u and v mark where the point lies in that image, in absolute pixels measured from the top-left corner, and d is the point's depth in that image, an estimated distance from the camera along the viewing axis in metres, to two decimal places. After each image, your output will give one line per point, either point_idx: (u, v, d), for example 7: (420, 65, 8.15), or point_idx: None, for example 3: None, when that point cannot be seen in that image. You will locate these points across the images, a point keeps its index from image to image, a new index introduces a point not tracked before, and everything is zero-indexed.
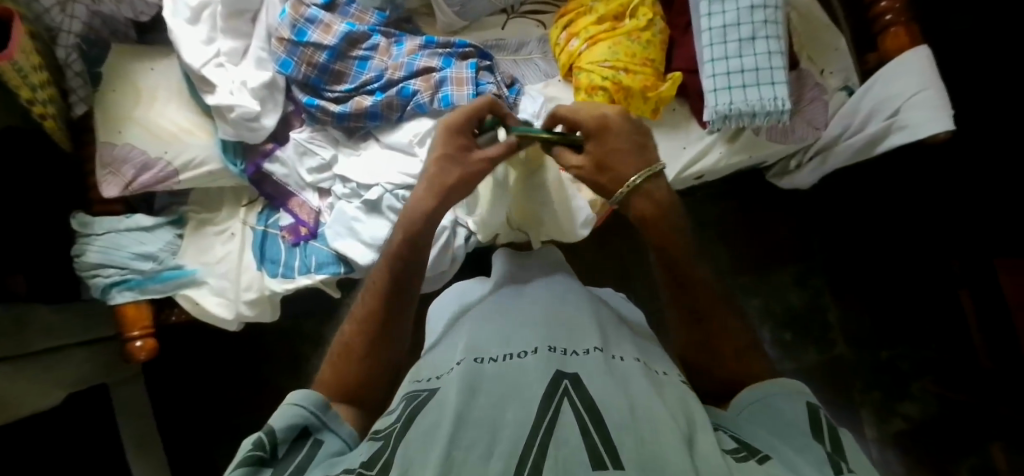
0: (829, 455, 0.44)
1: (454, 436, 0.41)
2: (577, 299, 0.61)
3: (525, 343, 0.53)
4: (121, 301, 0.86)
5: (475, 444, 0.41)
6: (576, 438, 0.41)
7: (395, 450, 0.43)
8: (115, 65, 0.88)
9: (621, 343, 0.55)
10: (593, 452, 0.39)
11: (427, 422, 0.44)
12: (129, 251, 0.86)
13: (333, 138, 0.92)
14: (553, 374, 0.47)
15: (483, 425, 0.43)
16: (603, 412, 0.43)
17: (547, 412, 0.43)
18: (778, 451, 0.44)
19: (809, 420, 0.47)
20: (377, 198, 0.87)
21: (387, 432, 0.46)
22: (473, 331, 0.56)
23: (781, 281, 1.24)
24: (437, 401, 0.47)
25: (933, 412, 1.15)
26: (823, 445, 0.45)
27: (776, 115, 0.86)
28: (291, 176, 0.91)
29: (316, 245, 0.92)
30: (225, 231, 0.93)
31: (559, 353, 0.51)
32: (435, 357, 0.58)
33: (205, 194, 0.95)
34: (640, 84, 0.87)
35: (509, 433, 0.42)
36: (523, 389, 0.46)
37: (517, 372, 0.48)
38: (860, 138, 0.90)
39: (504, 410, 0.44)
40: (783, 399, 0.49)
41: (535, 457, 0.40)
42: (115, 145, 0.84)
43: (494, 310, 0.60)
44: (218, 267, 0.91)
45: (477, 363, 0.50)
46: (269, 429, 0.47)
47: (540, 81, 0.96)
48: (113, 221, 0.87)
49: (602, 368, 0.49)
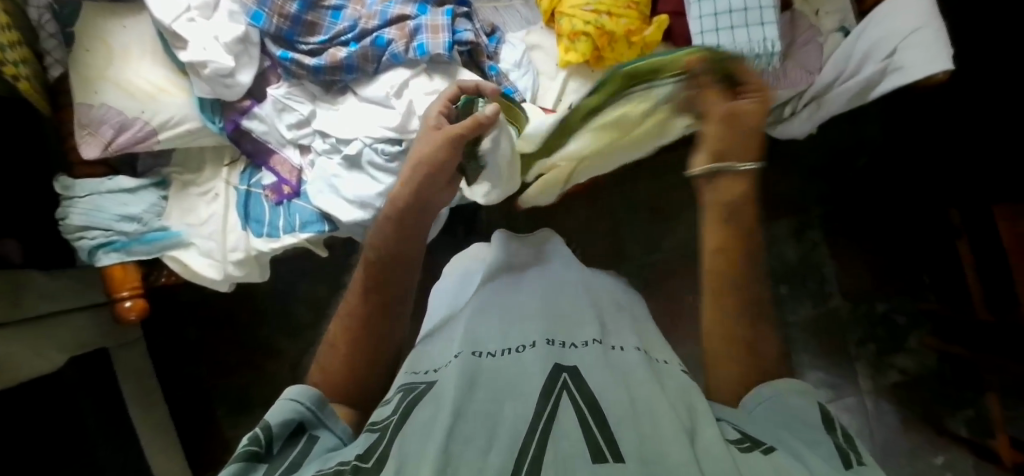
0: (837, 446, 0.42)
1: (452, 429, 0.40)
2: (573, 290, 0.61)
3: (524, 337, 0.52)
4: (108, 263, 0.86)
5: (473, 437, 0.40)
6: (577, 436, 0.39)
7: (392, 439, 0.41)
8: (86, 25, 0.86)
9: (622, 333, 0.55)
10: (595, 450, 0.38)
11: (424, 414, 0.43)
12: (114, 212, 0.87)
13: (310, 94, 0.90)
14: (552, 368, 0.46)
15: (482, 420, 0.41)
16: (604, 407, 0.42)
17: (547, 407, 0.42)
18: (787, 444, 0.42)
19: (819, 416, 0.45)
20: (357, 153, 0.86)
21: (384, 425, 0.44)
22: (469, 321, 0.56)
23: (778, 234, 1.21)
24: (436, 394, 0.45)
25: (930, 366, 1.15)
26: (832, 438, 0.43)
27: (765, 58, 0.83)
28: (271, 134, 0.91)
29: (299, 203, 0.92)
30: (209, 191, 0.93)
31: (558, 346, 0.50)
32: (431, 348, 0.57)
33: (186, 155, 0.95)
34: (623, 29, 0.84)
35: (508, 428, 0.40)
36: (521, 384, 0.45)
37: (514, 366, 0.48)
38: (853, 84, 0.87)
39: (502, 405, 0.43)
40: (793, 398, 0.47)
41: (535, 452, 0.38)
42: (91, 105, 0.83)
43: (490, 298, 0.59)
44: (204, 228, 0.91)
45: (475, 357, 0.49)
46: (262, 426, 0.45)
47: (522, 29, 0.93)
48: (94, 183, 0.87)
49: (602, 361, 0.48)
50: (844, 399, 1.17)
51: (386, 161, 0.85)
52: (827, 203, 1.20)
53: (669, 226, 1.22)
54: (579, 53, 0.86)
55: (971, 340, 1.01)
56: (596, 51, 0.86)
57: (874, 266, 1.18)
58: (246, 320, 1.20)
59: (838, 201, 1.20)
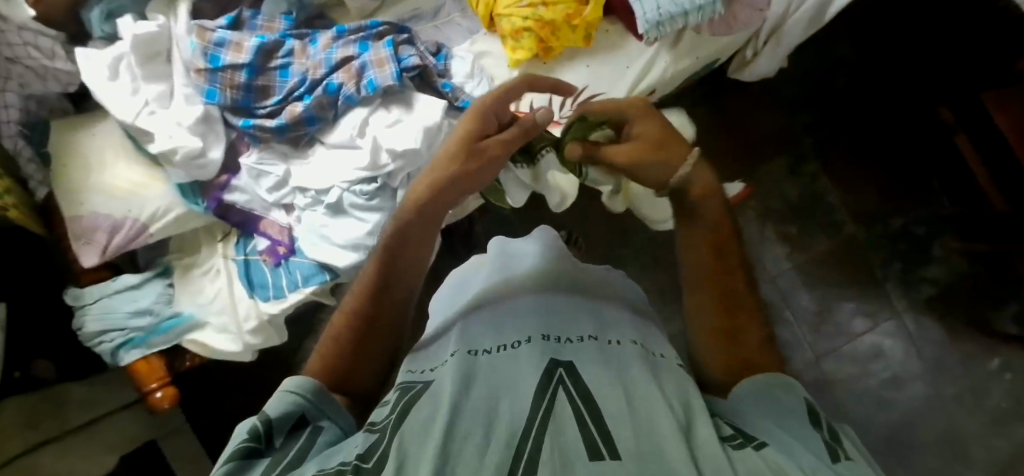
0: (826, 442, 0.42)
1: (450, 426, 0.41)
2: (565, 297, 0.63)
3: (518, 334, 0.54)
4: (131, 360, 0.88)
5: (471, 433, 0.40)
6: (574, 429, 0.40)
7: (391, 438, 0.42)
8: (59, 142, 0.89)
9: (619, 327, 0.58)
10: (590, 442, 0.39)
11: (423, 412, 0.44)
12: (125, 310, 0.90)
13: (282, 153, 0.92)
14: (548, 364, 0.48)
15: (480, 414, 0.42)
16: (599, 401, 0.43)
17: (542, 402, 0.43)
18: (776, 437, 0.42)
19: (806, 411, 0.45)
20: (337, 200, 0.88)
21: (383, 425, 0.45)
22: (465, 329, 0.58)
23: (776, 175, 1.19)
24: (433, 392, 0.47)
25: (961, 270, 1.11)
26: (821, 433, 0.43)
27: (709, 7, 0.85)
28: (255, 201, 0.93)
29: (297, 260, 0.94)
30: (210, 269, 0.96)
31: (553, 342, 0.53)
32: (430, 352, 0.59)
33: (182, 241, 0.98)
34: (563, 16, 0.84)
35: (505, 423, 0.41)
36: (517, 381, 0.47)
37: (510, 363, 0.50)
38: (808, 7, 0.89)
39: (498, 401, 0.44)
40: (783, 392, 0.47)
41: (532, 443, 0.39)
42: (80, 216, 0.86)
43: (484, 310, 0.61)
44: (214, 304, 0.93)
45: (471, 355, 0.51)
46: (263, 417, 0.46)
47: (466, 40, 0.94)
48: (101, 288, 0.90)
49: (597, 354, 0.51)
50: (882, 325, 1.14)
51: (366, 200, 0.87)
52: (816, 133, 1.18)
53: None
54: (525, 49, 0.86)
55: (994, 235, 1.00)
56: (542, 43, 0.87)
57: (879, 184, 1.15)
58: (278, 382, 1.23)
59: (826, 128, 1.18)
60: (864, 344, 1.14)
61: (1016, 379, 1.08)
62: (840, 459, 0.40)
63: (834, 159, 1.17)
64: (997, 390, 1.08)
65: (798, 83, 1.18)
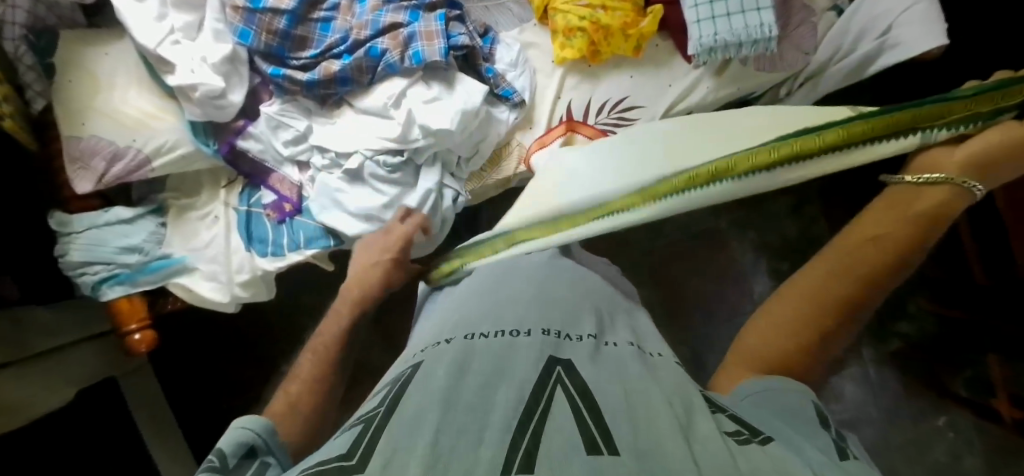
0: (833, 439, 0.42)
1: (441, 423, 0.40)
2: (562, 281, 0.62)
3: (519, 322, 0.54)
4: (113, 297, 0.84)
5: (464, 429, 0.40)
6: (571, 427, 0.40)
7: (379, 434, 0.41)
8: (67, 55, 0.83)
9: (616, 328, 0.58)
10: (587, 439, 0.39)
11: (415, 402, 0.44)
12: (114, 245, 0.85)
13: (305, 109, 0.89)
14: (546, 360, 0.49)
15: (473, 409, 0.43)
16: (598, 398, 0.44)
17: (540, 400, 0.44)
18: (783, 433, 0.42)
19: (811, 410, 0.45)
20: (358, 167, 0.85)
21: (370, 416, 0.45)
22: (462, 311, 0.58)
23: (776, 210, 1.21)
24: (425, 379, 0.47)
25: (931, 331, 1.19)
26: (828, 433, 0.43)
27: (763, 43, 0.83)
28: (268, 152, 0.89)
29: (303, 220, 0.90)
30: (208, 215, 0.91)
31: (553, 336, 0.53)
32: (420, 337, 0.59)
33: (181, 179, 0.93)
34: (619, 22, 0.84)
35: (500, 417, 0.41)
36: (515, 369, 0.47)
37: (508, 350, 0.50)
38: (854, 58, 0.87)
39: (492, 392, 0.45)
40: (787, 391, 0.46)
41: (528, 442, 0.39)
42: (80, 138, 0.81)
43: (482, 291, 0.61)
44: (207, 252, 0.89)
45: (469, 341, 0.52)
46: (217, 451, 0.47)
47: (515, 28, 0.92)
48: (92, 217, 0.85)
49: (592, 352, 0.51)
50: (847, 369, 1.20)
51: (388, 172, 0.85)
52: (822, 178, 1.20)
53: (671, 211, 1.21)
54: (574, 49, 0.85)
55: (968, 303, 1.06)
56: (592, 46, 0.85)
57: None
58: (255, 337, 1.20)
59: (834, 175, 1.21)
60: (829, 387, 1.21)
61: (958, 438, 1.16)
62: (849, 456, 0.41)
63: (837, 207, 1.19)
64: (938, 445, 1.16)
65: None
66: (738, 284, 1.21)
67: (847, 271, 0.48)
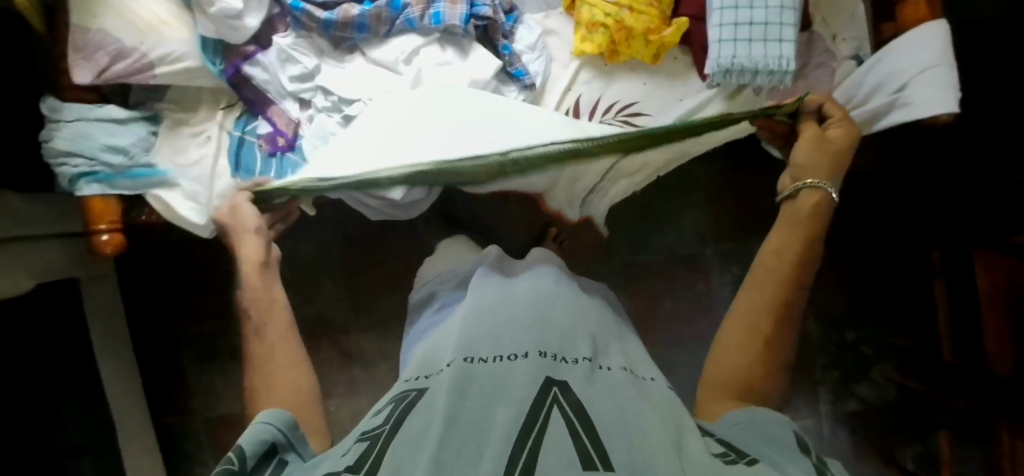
0: (814, 463, 0.48)
1: (444, 438, 0.44)
2: (562, 305, 0.65)
3: (517, 346, 0.57)
4: (88, 194, 0.83)
5: (465, 445, 0.44)
6: (567, 440, 0.44)
7: (384, 451, 0.46)
8: None
9: (609, 351, 0.61)
10: (582, 450, 0.43)
11: (419, 422, 0.48)
12: (99, 142, 0.84)
13: (318, 48, 0.88)
14: (543, 381, 0.51)
15: (472, 427, 0.46)
16: (594, 417, 0.47)
17: (538, 417, 0.47)
18: (767, 456, 0.48)
19: (795, 438, 0.52)
20: (358, 115, 0.85)
21: (376, 433, 0.50)
22: (465, 329, 0.61)
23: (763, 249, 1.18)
24: (428, 402, 0.50)
25: (891, 399, 1.19)
26: (809, 458, 0.49)
27: (778, 75, 0.83)
28: (273, 83, 0.89)
29: (292, 157, 0.89)
30: (201, 133, 0.91)
31: (549, 359, 0.55)
32: (426, 356, 0.63)
33: (181, 92, 0.92)
34: (643, 27, 0.84)
35: (499, 434, 0.45)
36: (512, 391, 0.50)
37: (508, 373, 0.53)
38: (863, 111, 0.86)
39: (492, 412, 0.48)
40: (772, 423, 0.53)
41: (526, 457, 0.42)
42: (88, 30, 0.79)
43: (485, 307, 0.64)
44: (191, 170, 0.89)
45: (469, 364, 0.54)
46: (236, 449, 0.52)
47: (540, 12, 0.91)
48: (84, 109, 0.84)
49: (586, 375, 0.54)
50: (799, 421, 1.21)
51: None
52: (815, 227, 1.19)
53: (661, 230, 1.20)
54: (595, 44, 0.85)
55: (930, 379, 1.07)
56: (611, 44, 0.85)
57: (851, 296, 1.19)
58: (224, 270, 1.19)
59: None
60: None
61: None
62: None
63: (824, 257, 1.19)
64: None
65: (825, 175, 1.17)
66: (710, 315, 1.21)
67: (772, 307, 0.61)
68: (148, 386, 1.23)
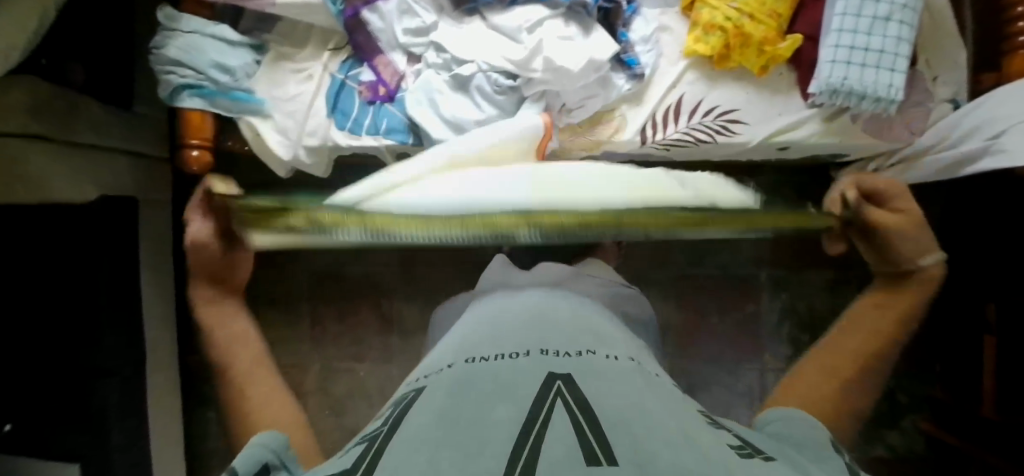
0: (845, 462, 0.42)
1: (441, 439, 0.38)
2: (566, 310, 0.61)
3: (518, 344, 0.52)
4: (188, 106, 0.85)
5: (459, 443, 0.37)
6: (570, 433, 0.37)
7: (378, 456, 0.39)
8: None
9: (617, 346, 0.55)
10: (586, 443, 0.36)
11: (416, 423, 0.42)
12: (210, 58, 0.84)
13: (438, 5, 0.89)
14: (546, 375, 0.45)
15: (472, 425, 0.39)
16: (598, 409, 0.40)
17: (540, 411, 0.40)
18: (787, 455, 0.42)
19: (825, 440, 0.46)
20: (468, 76, 0.85)
21: (375, 435, 0.44)
22: (465, 341, 0.57)
23: (816, 282, 1.21)
24: (425, 403, 0.45)
25: (918, 449, 1.22)
26: (840, 456, 0.43)
27: (885, 103, 0.86)
28: (386, 32, 0.90)
29: (390, 109, 0.90)
30: (304, 71, 0.90)
31: (550, 355, 0.50)
32: (431, 361, 0.59)
33: (291, 28, 0.91)
34: (760, 36, 0.86)
35: (498, 429, 0.38)
36: (515, 388, 0.44)
37: (509, 369, 0.47)
38: (951, 155, 0.89)
39: (491, 407, 0.42)
40: (798, 424, 0.48)
41: (525, 449, 0.35)
42: None
43: (489, 316, 0.62)
44: (287, 104, 0.88)
45: (471, 365, 0.50)
46: (230, 472, 0.43)
47: (657, 8, 0.94)
48: (201, 23, 0.84)
49: (591, 368, 0.48)
50: None
51: (495, 92, 0.85)
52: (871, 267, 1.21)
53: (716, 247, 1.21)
54: (708, 45, 0.87)
55: (967, 434, 1.09)
56: (725, 49, 0.87)
57: None
58: None
59: None
60: None
61: None
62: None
63: None
64: None
65: None
66: (752, 338, 1.21)
67: (858, 356, 0.56)
68: (180, 322, 1.22)
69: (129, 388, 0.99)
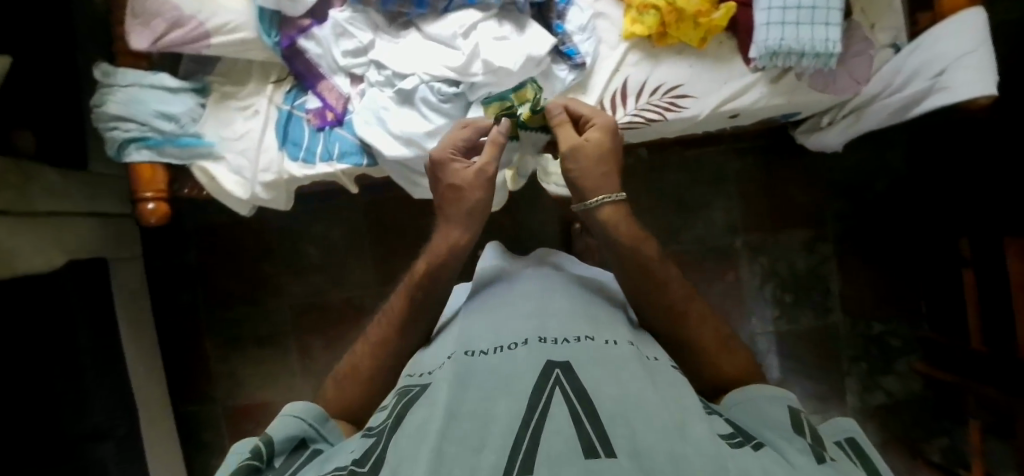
0: (811, 444, 0.44)
1: (444, 432, 0.39)
2: (561, 297, 0.61)
3: (515, 335, 0.52)
4: (137, 159, 0.85)
5: (465, 437, 0.39)
6: (569, 426, 0.38)
7: (387, 447, 0.41)
8: None
9: (614, 328, 0.56)
10: (584, 438, 0.37)
11: (419, 417, 0.43)
12: (152, 108, 0.84)
13: (373, 23, 0.88)
14: (544, 363, 0.46)
15: (476, 417, 0.41)
16: (597, 400, 0.41)
17: (538, 401, 0.41)
18: (764, 435, 0.45)
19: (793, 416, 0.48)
20: (411, 89, 0.85)
21: (379, 430, 0.45)
22: (461, 332, 0.57)
23: (791, 242, 1.23)
24: (426, 398, 0.45)
25: (916, 390, 1.21)
26: (806, 437, 0.45)
27: (824, 58, 0.86)
28: (324, 58, 0.89)
29: (341, 132, 0.89)
30: (249, 107, 0.90)
31: (548, 344, 0.50)
32: (428, 357, 0.59)
33: (231, 66, 0.92)
34: (693, 9, 0.85)
35: (499, 422, 0.40)
36: (514, 376, 0.45)
37: (507, 360, 0.48)
38: (903, 96, 0.89)
39: (493, 402, 0.42)
40: (765, 400, 0.51)
41: (528, 443, 0.37)
42: None
43: (484, 308, 0.61)
44: (237, 143, 0.88)
45: (469, 358, 0.50)
46: (267, 439, 0.49)
47: None
48: (138, 75, 0.84)
49: (591, 353, 0.48)
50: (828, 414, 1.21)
51: (440, 101, 0.86)
52: (843, 220, 1.22)
53: (688, 221, 1.22)
54: (645, 26, 0.88)
55: (959, 367, 1.09)
56: (662, 26, 0.88)
57: (877, 289, 1.22)
58: (254, 253, 1.20)
59: (858, 220, 1.22)
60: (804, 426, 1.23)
61: None
62: (826, 459, 0.42)
63: (850, 249, 1.22)
64: None
65: (851, 170, 1.21)
66: (737, 306, 1.22)
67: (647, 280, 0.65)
68: (171, 372, 1.22)
69: (125, 447, 0.99)
